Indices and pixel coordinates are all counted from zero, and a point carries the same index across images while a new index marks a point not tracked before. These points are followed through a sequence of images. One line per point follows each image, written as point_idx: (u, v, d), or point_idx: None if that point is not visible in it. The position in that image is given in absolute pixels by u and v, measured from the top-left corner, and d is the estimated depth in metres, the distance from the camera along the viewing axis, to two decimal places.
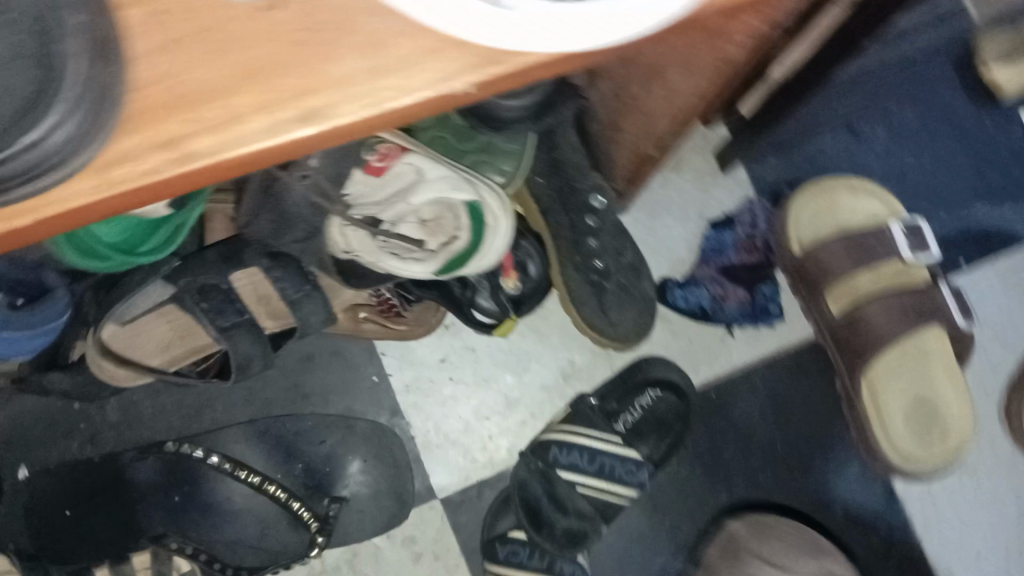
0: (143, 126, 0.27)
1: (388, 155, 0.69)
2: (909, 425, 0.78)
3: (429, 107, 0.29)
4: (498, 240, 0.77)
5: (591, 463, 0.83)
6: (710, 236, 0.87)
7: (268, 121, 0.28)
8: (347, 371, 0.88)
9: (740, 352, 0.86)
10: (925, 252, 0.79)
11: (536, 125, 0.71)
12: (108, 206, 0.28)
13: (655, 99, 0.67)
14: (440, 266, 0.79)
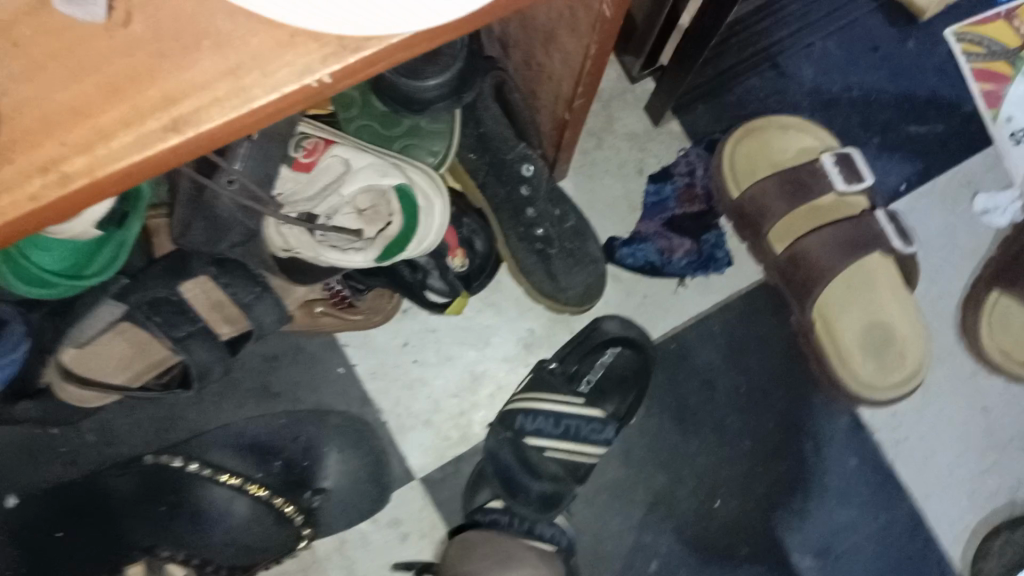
0: (134, 114, 0.32)
1: (314, 150, 0.71)
2: (864, 351, 0.82)
3: (294, 100, 0.33)
4: (434, 219, 0.73)
5: (555, 428, 0.82)
6: (648, 190, 0.88)
7: (156, 124, 0.32)
8: (314, 370, 0.87)
9: (696, 301, 0.87)
10: (858, 181, 0.80)
11: (456, 95, 0.71)
12: (46, 205, 0.31)
13: (557, 66, 0.62)
14: (381, 252, 0.73)
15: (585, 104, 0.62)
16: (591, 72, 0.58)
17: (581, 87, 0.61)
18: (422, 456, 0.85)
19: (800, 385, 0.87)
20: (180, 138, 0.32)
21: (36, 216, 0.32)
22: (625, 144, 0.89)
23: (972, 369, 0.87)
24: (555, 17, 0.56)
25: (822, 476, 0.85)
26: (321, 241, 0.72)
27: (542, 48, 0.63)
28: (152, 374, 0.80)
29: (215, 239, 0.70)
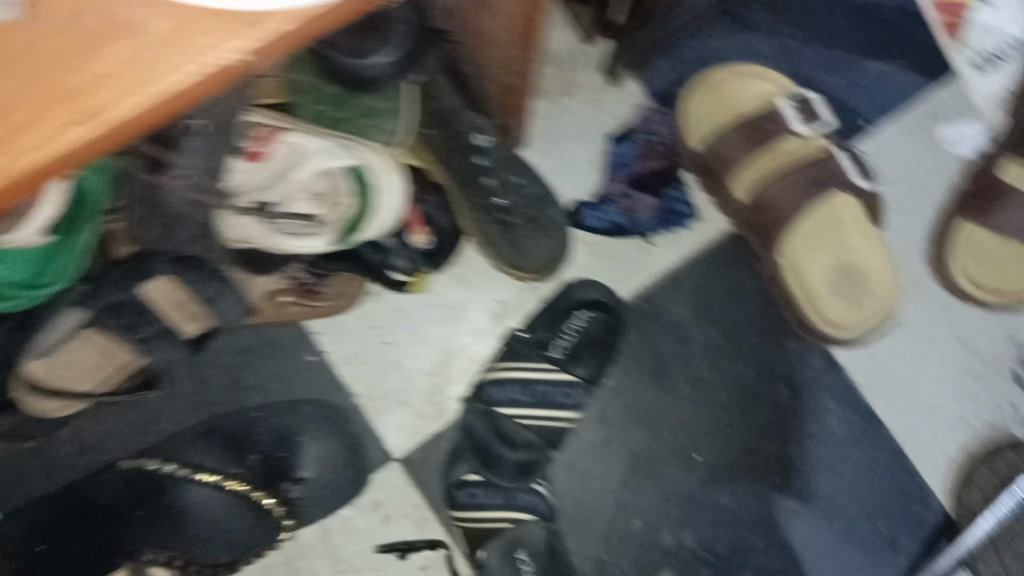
0: (40, 110, 0.31)
1: (264, 138, 0.68)
2: (837, 292, 0.80)
3: (203, 83, 0.33)
4: (392, 199, 0.72)
5: (528, 395, 0.81)
6: (611, 150, 0.86)
7: (64, 116, 0.31)
8: (284, 360, 0.86)
9: (664, 257, 0.87)
10: (818, 122, 0.80)
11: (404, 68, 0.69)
12: None
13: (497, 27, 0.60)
14: (340, 234, 0.72)
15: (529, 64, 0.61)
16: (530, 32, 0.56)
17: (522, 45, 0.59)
18: (400, 437, 0.85)
19: (773, 332, 0.87)
20: (90, 127, 0.31)
21: None
22: (584, 105, 0.88)
23: (943, 302, 0.86)
24: None
25: (800, 420, 0.85)
26: (275, 229, 0.70)
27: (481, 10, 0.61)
28: (116, 379, 0.78)
29: (166, 235, 0.68)
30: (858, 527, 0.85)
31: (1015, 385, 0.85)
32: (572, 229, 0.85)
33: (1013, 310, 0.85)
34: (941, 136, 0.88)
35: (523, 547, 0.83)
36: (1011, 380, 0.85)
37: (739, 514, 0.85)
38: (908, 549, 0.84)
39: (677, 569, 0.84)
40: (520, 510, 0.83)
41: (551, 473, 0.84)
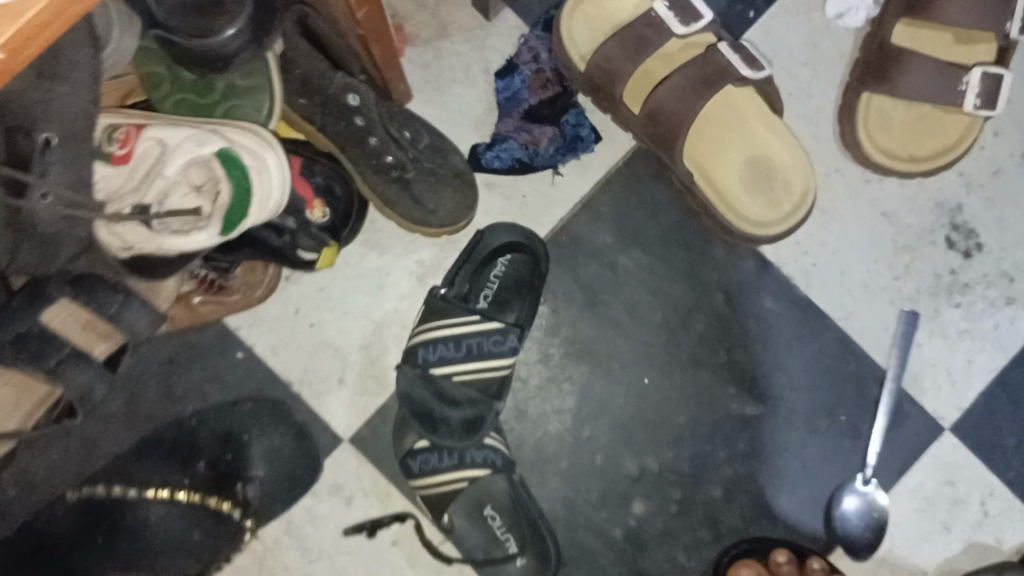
0: None
1: (127, 138, 0.68)
2: (748, 190, 0.81)
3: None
4: (270, 176, 0.69)
5: (457, 350, 0.79)
6: (498, 87, 0.85)
7: None
8: (213, 362, 0.84)
9: (577, 187, 0.85)
10: (696, 20, 0.77)
11: (255, 41, 0.67)
12: None
13: None
14: (225, 223, 0.67)
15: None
16: None
17: None
18: (345, 417, 0.84)
19: (699, 242, 0.85)
20: None
21: None
22: (464, 46, 0.85)
23: (862, 178, 0.85)
24: None
25: (740, 324, 0.85)
26: (162, 230, 0.68)
27: None
28: (41, 412, 0.75)
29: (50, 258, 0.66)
30: (817, 419, 0.84)
31: (949, 250, 0.84)
32: (476, 174, 0.84)
33: (933, 174, 0.83)
34: (829, 11, 0.85)
35: (489, 502, 0.82)
36: (944, 247, 0.84)
37: (696, 428, 0.85)
38: (869, 433, 0.84)
39: (645, 494, 0.84)
40: (476, 467, 0.81)
41: (503, 424, 0.85)
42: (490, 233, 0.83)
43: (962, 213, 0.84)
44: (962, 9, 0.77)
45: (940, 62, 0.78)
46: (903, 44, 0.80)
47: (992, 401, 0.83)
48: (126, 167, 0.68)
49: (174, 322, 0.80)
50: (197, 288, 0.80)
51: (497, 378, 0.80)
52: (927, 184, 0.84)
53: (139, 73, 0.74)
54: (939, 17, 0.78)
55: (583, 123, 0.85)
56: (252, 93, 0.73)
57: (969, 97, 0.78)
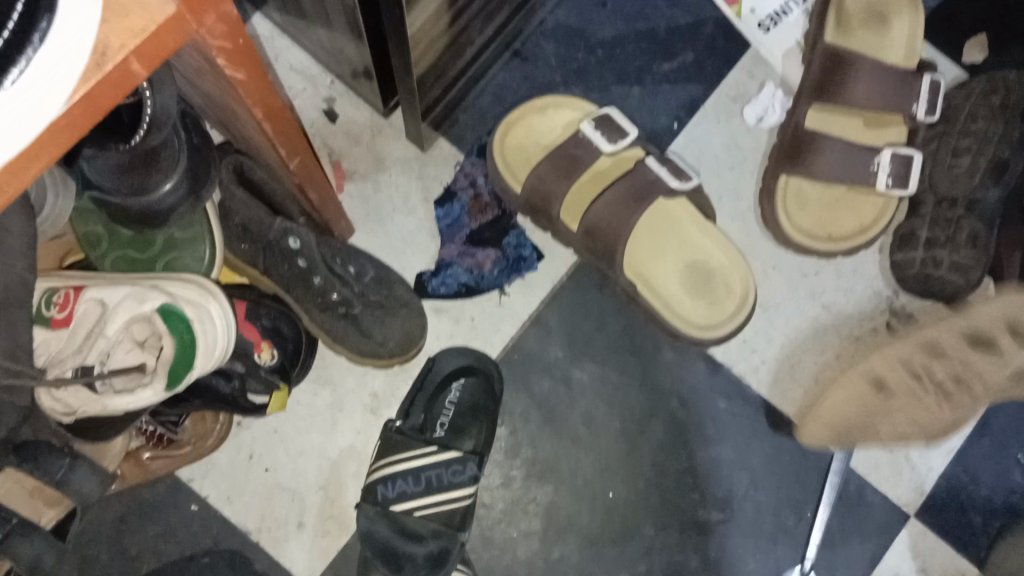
0: None
1: (65, 303, 0.67)
2: (691, 295, 0.82)
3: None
4: (215, 327, 0.68)
5: (415, 485, 0.78)
6: (438, 215, 0.87)
7: None
8: (167, 516, 0.81)
9: (524, 305, 0.86)
10: (623, 137, 0.80)
11: (188, 194, 0.67)
12: None
13: (249, 129, 0.58)
14: (170, 377, 0.66)
15: (286, 142, 0.59)
16: (276, 123, 0.55)
17: (265, 135, 0.57)
18: (307, 562, 0.81)
19: (648, 348, 0.86)
20: None
21: None
22: (402, 177, 0.88)
23: (799, 270, 0.88)
24: (202, 78, 0.52)
25: (698, 427, 0.85)
26: (106, 391, 0.66)
27: (229, 116, 0.59)
28: None
29: None
30: (785, 517, 0.84)
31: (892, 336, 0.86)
32: (423, 301, 0.85)
33: (853, 253, 0.86)
34: (749, 117, 0.90)
35: None
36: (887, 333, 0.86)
37: (666, 539, 0.84)
38: (838, 526, 0.84)
39: None
40: None
41: (470, 553, 0.83)
42: (440, 361, 0.84)
43: (901, 298, 0.87)
44: (868, 94, 0.80)
45: (852, 144, 0.81)
46: (817, 127, 0.84)
47: (954, 482, 0.84)
48: (66, 331, 0.67)
49: (124, 482, 0.79)
50: (146, 446, 0.78)
51: (458, 510, 0.79)
52: (858, 271, 0.87)
53: (78, 234, 0.74)
54: (849, 101, 0.81)
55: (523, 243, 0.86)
56: (193, 245, 0.74)
57: (881, 177, 0.81)
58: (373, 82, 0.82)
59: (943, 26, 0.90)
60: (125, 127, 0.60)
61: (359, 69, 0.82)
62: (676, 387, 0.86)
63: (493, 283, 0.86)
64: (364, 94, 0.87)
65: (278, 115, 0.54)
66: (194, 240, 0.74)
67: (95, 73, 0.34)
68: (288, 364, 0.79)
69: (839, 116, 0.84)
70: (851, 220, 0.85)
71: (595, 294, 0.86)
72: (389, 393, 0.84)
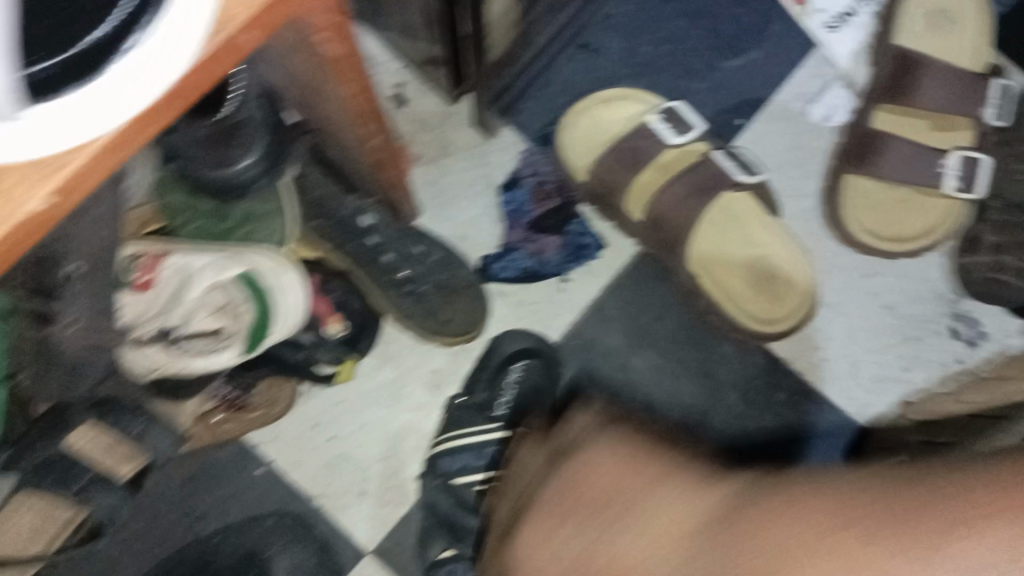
0: None
1: (148, 266, 0.70)
2: (755, 290, 0.85)
3: (23, 229, 0.35)
4: (289, 296, 0.73)
5: (480, 458, 0.81)
6: (503, 200, 0.89)
7: None
8: (233, 480, 0.85)
9: (583, 293, 0.88)
10: (689, 130, 0.84)
11: (265, 167, 0.71)
12: None
13: (334, 111, 0.62)
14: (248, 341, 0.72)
15: (374, 121, 0.62)
16: (363, 102, 0.58)
17: (352, 115, 0.60)
18: (366, 530, 0.84)
19: (706, 340, 0.88)
20: None
21: None
22: (468, 163, 0.90)
23: (860, 270, 0.88)
24: (291, 61, 0.55)
25: (752, 423, 0.86)
26: (187, 351, 0.70)
27: (314, 97, 0.62)
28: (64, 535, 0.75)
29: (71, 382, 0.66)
30: None
31: (953, 340, 0.87)
32: (485, 284, 0.88)
33: (914, 256, 0.87)
34: (815, 116, 0.91)
35: None
36: (949, 336, 0.87)
37: None
38: None
39: None
40: None
41: None
42: (505, 339, 0.85)
43: (964, 301, 0.87)
44: (936, 96, 0.83)
45: (919, 147, 0.84)
46: (883, 129, 0.85)
47: None
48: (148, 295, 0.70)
49: (194, 443, 0.81)
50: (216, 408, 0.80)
51: None
52: (922, 274, 0.88)
53: (160, 201, 0.75)
54: (917, 103, 0.83)
55: (586, 229, 0.89)
56: (269, 220, 0.77)
57: (947, 179, 0.84)
58: (444, 71, 0.84)
59: (1014, 33, 0.90)
60: (212, 101, 0.65)
61: (431, 57, 0.85)
62: (730, 383, 0.87)
63: (555, 270, 0.88)
64: (434, 82, 0.90)
65: (367, 95, 0.57)
66: (269, 215, 0.77)
67: (208, 42, 0.36)
68: (357, 335, 0.83)
69: (905, 119, 0.86)
70: (913, 220, 0.87)
71: (654, 285, 0.88)
72: (450, 371, 0.87)
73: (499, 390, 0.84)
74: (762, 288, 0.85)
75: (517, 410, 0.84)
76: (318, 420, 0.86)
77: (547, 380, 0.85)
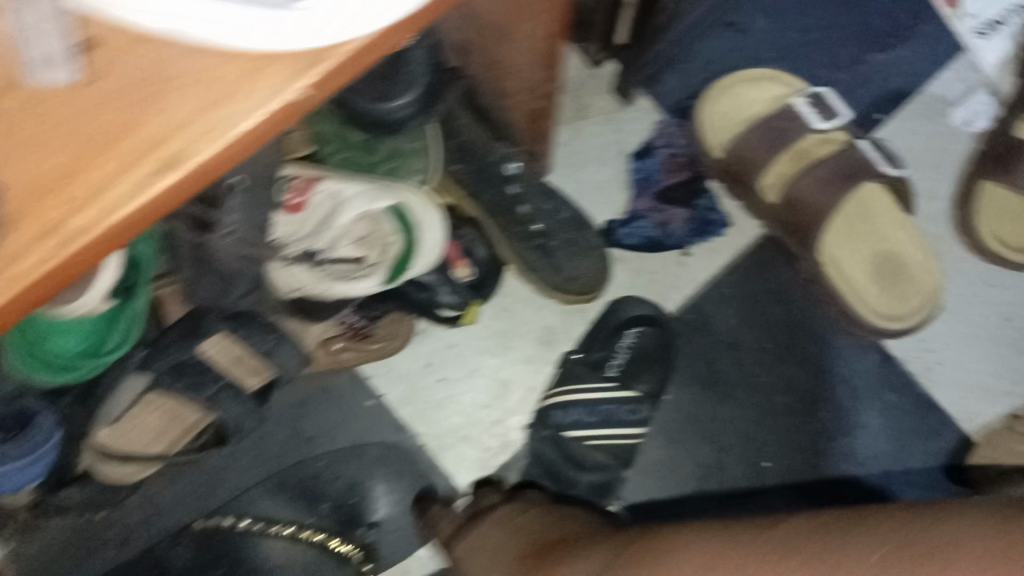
0: (140, 153, 0.34)
1: (301, 188, 0.72)
2: (877, 282, 0.85)
3: (281, 116, 0.36)
4: (430, 233, 0.75)
5: (593, 415, 0.85)
6: (635, 167, 0.90)
7: (155, 161, 0.34)
8: (343, 407, 0.87)
9: (704, 268, 0.89)
10: (835, 116, 0.84)
11: (423, 112, 0.71)
12: (92, 246, 0.34)
13: (516, 53, 0.63)
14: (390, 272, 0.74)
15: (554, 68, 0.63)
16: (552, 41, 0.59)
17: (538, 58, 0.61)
18: (467, 473, 0.86)
19: (821, 330, 0.88)
20: (175, 172, 0.34)
21: (99, 251, 0.34)
22: (602, 127, 0.91)
23: (985, 280, 0.87)
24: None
25: (859, 418, 0.86)
26: (330, 275, 0.73)
27: (493, 36, 0.63)
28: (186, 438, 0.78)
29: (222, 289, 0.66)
30: None
31: None
32: (609, 249, 0.89)
33: None
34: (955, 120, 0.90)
35: None
36: None
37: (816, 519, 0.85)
38: None
39: None
40: None
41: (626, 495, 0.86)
42: (624, 304, 0.87)
43: None
44: None
45: None
46: None
47: None
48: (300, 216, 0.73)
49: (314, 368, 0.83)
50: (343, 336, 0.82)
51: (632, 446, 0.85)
52: None
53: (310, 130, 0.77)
54: None
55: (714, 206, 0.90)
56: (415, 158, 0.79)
57: None
58: (596, 31, 0.85)
59: None
60: None
61: (583, 17, 0.86)
62: (841, 374, 0.87)
63: (678, 243, 0.89)
64: (580, 43, 0.90)
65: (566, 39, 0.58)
66: (415, 153, 0.79)
67: None
68: (481, 282, 0.85)
69: None
70: None
71: (774, 269, 0.89)
72: (564, 329, 0.88)
73: (610, 349, 0.86)
74: (887, 283, 0.85)
75: (632, 374, 0.86)
76: (431, 361, 0.88)
77: (661, 346, 0.87)
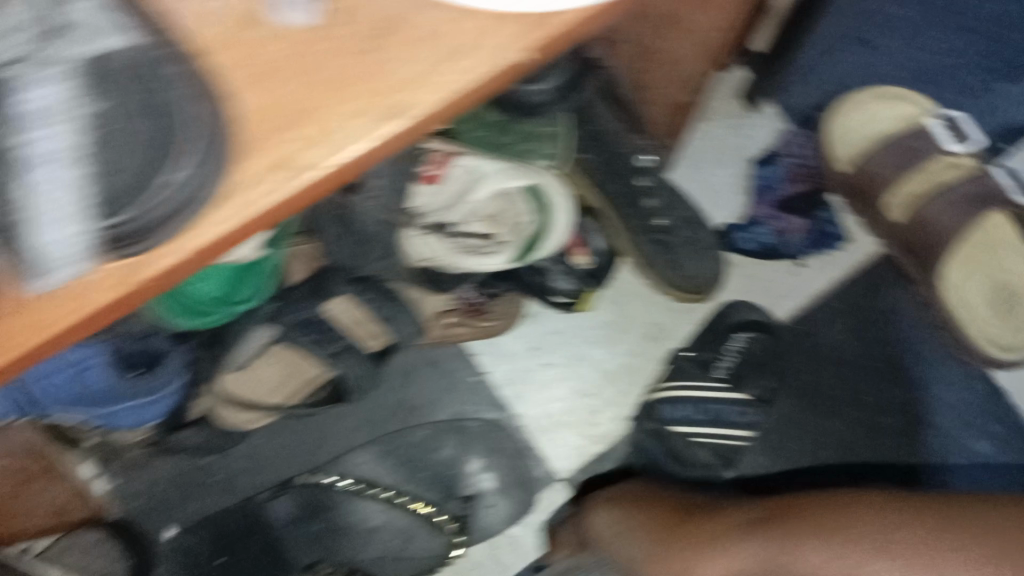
0: (369, 99, 0.33)
1: (440, 163, 0.71)
2: (999, 316, 0.82)
3: (498, 78, 0.35)
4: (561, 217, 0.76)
5: (701, 413, 0.83)
6: (758, 173, 0.91)
7: (382, 109, 0.33)
8: (447, 381, 0.90)
9: (814, 281, 0.91)
10: (967, 139, 0.86)
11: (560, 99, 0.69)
12: (308, 188, 0.32)
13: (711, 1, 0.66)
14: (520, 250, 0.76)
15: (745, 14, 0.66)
16: None
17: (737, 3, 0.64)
18: (565, 457, 0.88)
19: (924, 354, 0.89)
20: (402, 120, 0.33)
21: (305, 199, 0.32)
22: (722, 131, 0.93)
23: None
24: None
25: (955, 443, 0.88)
26: (463, 248, 0.75)
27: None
28: (303, 391, 0.81)
29: None
30: None
31: None
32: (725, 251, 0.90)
33: None
34: None
35: None
36: None
37: None
38: None
39: None
40: None
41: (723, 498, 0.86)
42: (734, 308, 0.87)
43: None
44: None
45: None
46: None
47: None
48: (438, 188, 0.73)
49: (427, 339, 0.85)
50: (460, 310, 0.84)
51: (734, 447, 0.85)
52: None
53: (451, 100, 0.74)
54: None
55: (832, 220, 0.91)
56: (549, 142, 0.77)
57: None
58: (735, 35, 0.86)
59: None
60: None
61: None
62: (941, 399, 0.88)
63: (795, 253, 0.90)
64: None
65: None
66: (550, 137, 0.77)
67: None
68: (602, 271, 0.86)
69: None
70: None
71: (882, 289, 0.90)
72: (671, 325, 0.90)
73: (718, 352, 0.86)
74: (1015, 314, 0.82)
75: (739, 378, 0.85)
76: (539, 343, 0.89)
77: (768, 353, 0.87)
